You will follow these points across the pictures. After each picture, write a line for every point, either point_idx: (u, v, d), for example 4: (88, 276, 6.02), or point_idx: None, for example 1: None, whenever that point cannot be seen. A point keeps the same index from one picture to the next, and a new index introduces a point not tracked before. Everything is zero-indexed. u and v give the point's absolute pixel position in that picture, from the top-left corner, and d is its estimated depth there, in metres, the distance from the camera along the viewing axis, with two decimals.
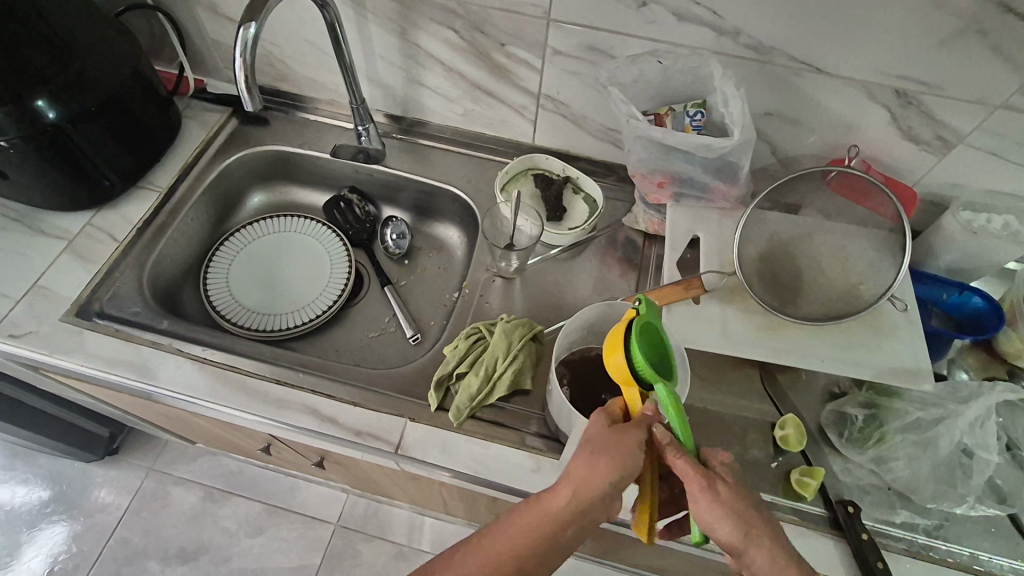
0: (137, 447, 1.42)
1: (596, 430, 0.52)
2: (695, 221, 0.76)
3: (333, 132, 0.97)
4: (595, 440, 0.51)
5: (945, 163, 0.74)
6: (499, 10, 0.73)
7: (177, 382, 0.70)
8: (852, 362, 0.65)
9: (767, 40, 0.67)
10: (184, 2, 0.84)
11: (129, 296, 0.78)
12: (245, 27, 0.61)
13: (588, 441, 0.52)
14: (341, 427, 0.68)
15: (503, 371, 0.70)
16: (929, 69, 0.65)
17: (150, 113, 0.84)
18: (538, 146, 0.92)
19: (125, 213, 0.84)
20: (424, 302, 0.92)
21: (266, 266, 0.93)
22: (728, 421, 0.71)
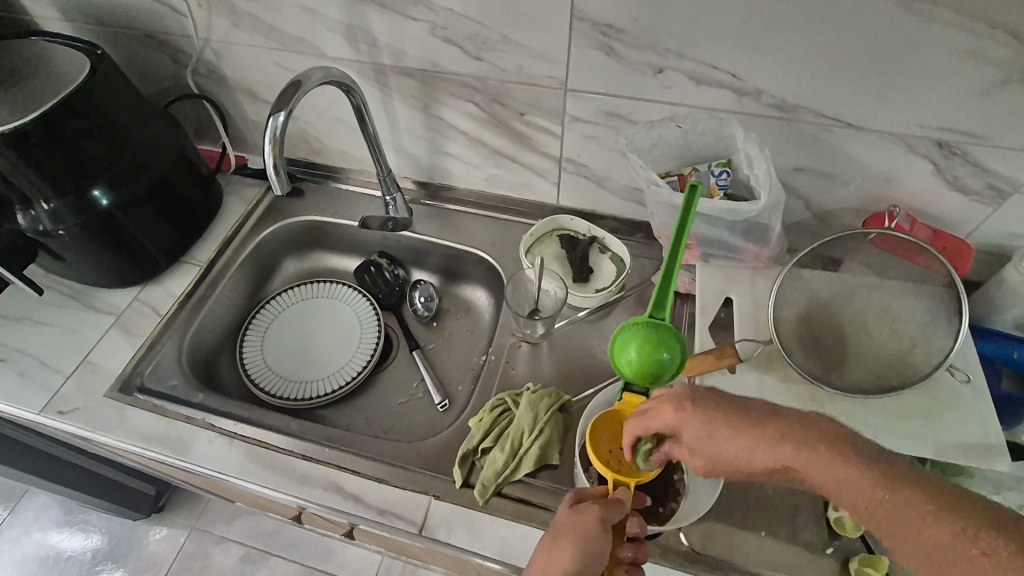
0: (181, 505, 1.45)
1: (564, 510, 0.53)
2: (726, 282, 0.73)
3: (364, 201, 1.00)
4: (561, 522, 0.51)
5: (1000, 213, 0.69)
6: (517, 83, 0.74)
7: (206, 458, 0.71)
8: (907, 438, 0.59)
9: (791, 98, 0.66)
10: (227, 90, 0.91)
11: (169, 370, 0.81)
12: (274, 117, 0.64)
13: (554, 526, 0.52)
14: (365, 505, 0.67)
15: (529, 446, 0.68)
16: (971, 119, 0.61)
17: (194, 193, 0.90)
18: (563, 207, 0.91)
19: (169, 288, 0.88)
20: (452, 366, 0.91)
21: (299, 333, 0.95)
22: (776, 499, 0.65)
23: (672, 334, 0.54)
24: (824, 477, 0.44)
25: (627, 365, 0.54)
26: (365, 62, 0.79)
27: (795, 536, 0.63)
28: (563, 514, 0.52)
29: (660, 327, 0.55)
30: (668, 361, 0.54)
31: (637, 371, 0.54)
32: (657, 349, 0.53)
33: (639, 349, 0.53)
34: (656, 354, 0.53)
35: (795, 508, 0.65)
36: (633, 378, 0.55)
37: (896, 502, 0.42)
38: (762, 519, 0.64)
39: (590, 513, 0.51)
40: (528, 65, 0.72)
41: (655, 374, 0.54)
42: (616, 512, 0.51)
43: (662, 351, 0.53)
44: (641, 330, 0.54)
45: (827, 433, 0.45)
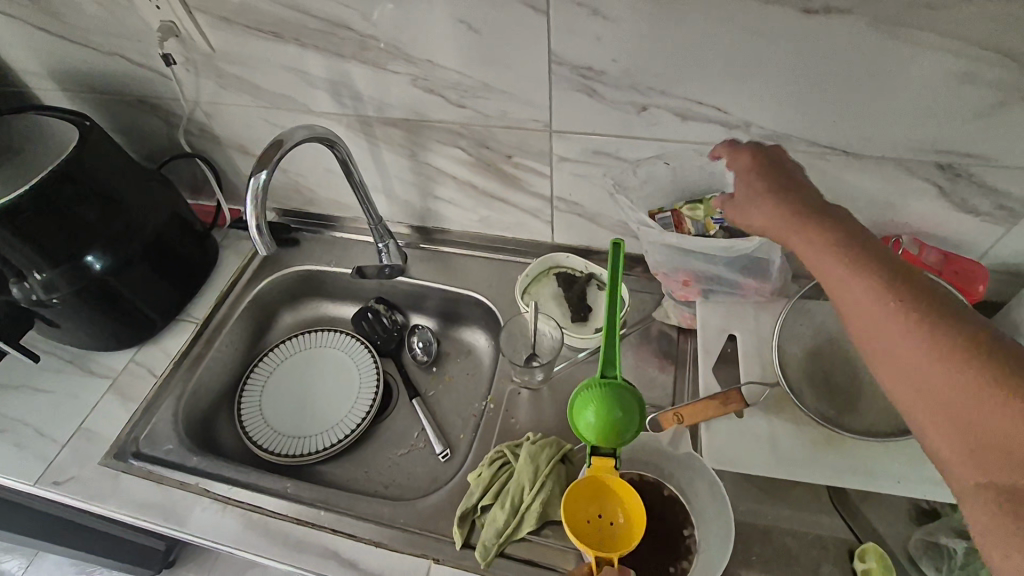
0: (191, 558, 1.42)
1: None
2: (728, 319, 0.70)
3: (359, 247, 0.99)
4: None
5: (1014, 233, 0.65)
6: (501, 127, 0.74)
7: (200, 525, 0.70)
8: (934, 482, 0.56)
9: (782, 129, 0.64)
10: (219, 147, 0.92)
11: (164, 433, 0.80)
12: (256, 176, 0.64)
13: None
14: (362, 571, 0.65)
15: (530, 502, 0.65)
16: (973, 141, 0.59)
17: (189, 251, 0.91)
18: (558, 244, 0.89)
19: (166, 347, 0.88)
20: (453, 413, 0.89)
21: (297, 385, 0.93)
22: (796, 550, 0.61)
23: (626, 391, 0.56)
24: (841, 275, 0.46)
25: (587, 428, 0.55)
26: (350, 114, 0.79)
27: None
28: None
29: (613, 386, 0.56)
30: (626, 419, 0.55)
31: (599, 434, 0.55)
32: (612, 410, 0.54)
33: (596, 411, 0.54)
34: (613, 415, 0.54)
35: (818, 560, 0.60)
36: (598, 441, 0.55)
37: (957, 365, 0.39)
38: (784, 575, 0.60)
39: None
40: (511, 109, 0.71)
41: (616, 433, 0.55)
42: None
43: (615, 409, 0.54)
44: (594, 392, 0.55)
45: (865, 237, 0.47)
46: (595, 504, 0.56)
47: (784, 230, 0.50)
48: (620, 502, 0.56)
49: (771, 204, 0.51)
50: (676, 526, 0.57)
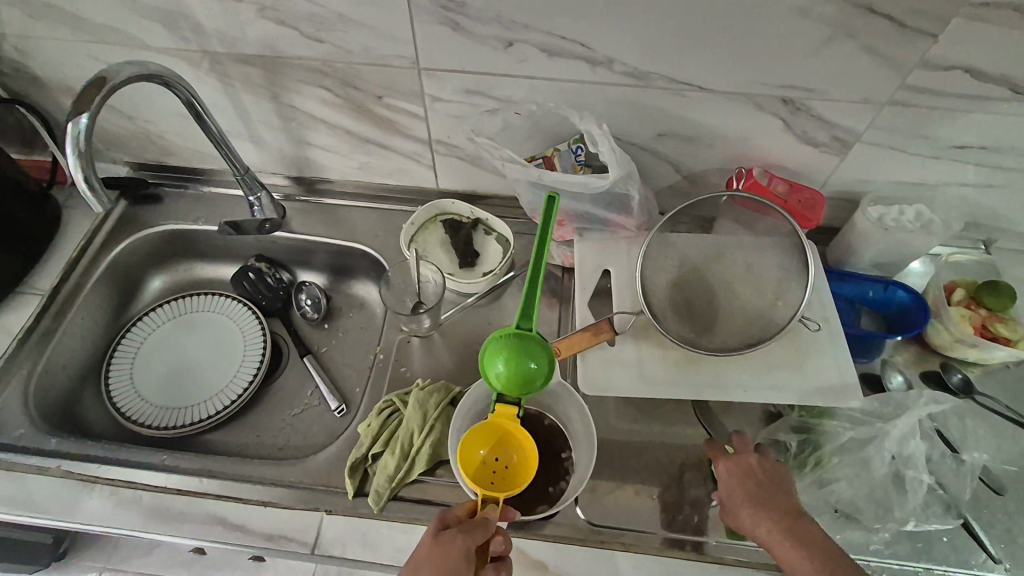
0: (85, 547, 1.33)
1: (427, 537, 0.52)
2: (604, 255, 0.73)
3: (231, 203, 0.92)
4: (421, 550, 0.51)
5: (847, 163, 0.72)
6: (367, 65, 0.69)
7: (76, 513, 0.65)
8: (772, 389, 0.63)
9: (643, 65, 0.65)
10: (42, 90, 0.79)
11: (12, 418, 0.72)
12: (75, 120, 0.56)
13: (415, 555, 0.51)
14: (251, 533, 0.64)
15: (420, 446, 0.66)
16: (808, 76, 0.63)
17: (19, 214, 0.79)
18: (444, 190, 0.88)
19: (5, 324, 0.78)
20: (348, 369, 0.87)
21: (173, 354, 0.87)
22: (665, 460, 0.67)
23: (538, 344, 0.56)
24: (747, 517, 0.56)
25: (496, 378, 0.55)
26: (195, 50, 0.70)
27: (684, 494, 0.65)
28: (426, 542, 0.52)
29: (525, 339, 0.56)
30: (535, 371, 0.55)
31: (506, 383, 0.55)
32: (521, 361, 0.55)
33: (506, 361, 0.55)
34: (522, 366, 0.54)
35: (683, 467, 0.67)
36: (503, 390, 0.56)
37: (791, 527, 0.54)
38: (654, 483, 0.66)
39: (449, 541, 0.50)
40: (374, 45, 0.67)
41: (524, 384, 0.55)
42: (481, 534, 0.51)
43: (527, 360, 0.55)
44: (508, 343, 0.55)
45: (762, 472, 0.59)
46: (493, 448, 0.57)
47: (733, 483, 0.58)
48: (516, 446, 0.57)
49: (736, 473, 0.59)
50: (556, 450, 0.62)
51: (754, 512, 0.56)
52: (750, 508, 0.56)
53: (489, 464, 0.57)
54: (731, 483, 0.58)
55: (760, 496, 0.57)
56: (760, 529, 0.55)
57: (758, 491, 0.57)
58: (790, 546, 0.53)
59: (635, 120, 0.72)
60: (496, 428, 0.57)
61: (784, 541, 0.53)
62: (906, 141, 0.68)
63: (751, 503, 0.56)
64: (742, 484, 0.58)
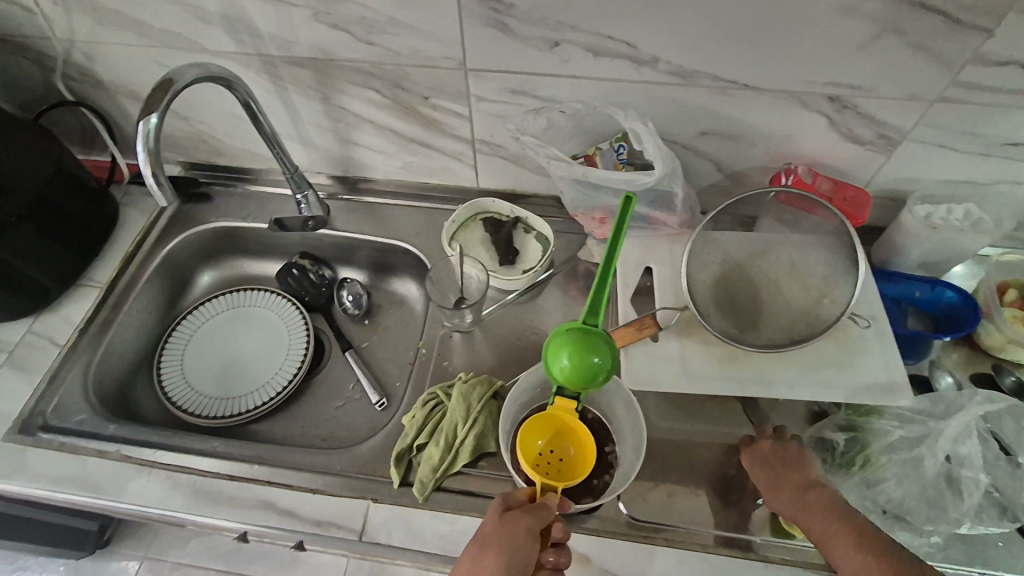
0: (129, 535, 1.38)
1: (493, 514, 0.54)
2: (645, 252, 0.74)
3: (277, 201, 0.95)
4: (486, 525, 0.53)
5: (893, 161, 0.72)
6: (415, 66, 0.71)
7: (133, 496, 0.67)
8: (818, 386, 0.63)
9: (688, 64, 0.65)
10: (105, 93, 0.83)
11: (74, 404, 0.75)
12: (145, 120, 0.59)
13: (481, 531, 0.53)
14: (300, 519, 0.65)
15: (465, 438, 0.67)
16: (856, 73, 0.63)
17: (83, 211, 0.83)
18: (484, 189, 0.89)
19: (66, 315, 0.82)
20: (388, 363, 0.89)
21: (222, 347, 0.90)
22: (707, 457, 0.67)
23: (601, 339, 0.56)
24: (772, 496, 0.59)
25: (560, 372, 0.55)
26: (251, 54, 0.73)
27: (727, 491, 0.65)
28: (492, 518, 0.53)
29: (590, 334, 0.56)
30: (599, 366, 0.55)
31: (569, 377, 0.55)
32: (586, 355, 0.55)
33: (571, 355, 0.55)
34: (586, 359, 0.54)
35: (726, 464, 0.67)
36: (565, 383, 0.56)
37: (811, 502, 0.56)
38: (696, 480, 0.66)
39: (515, 519, 0.52)
40: (423, 46, 0.69)
41: (588, 378, 0.55)
42: (541, 517, 0.53)
43: (592, 354, 0.55)
44: (573, 337, 0.56)
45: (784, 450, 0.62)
46: (551, 440, 0.61)
47: (760, 471, 0.61)
48: (574, 440, 0.61)
49: (761, 461, 0.62)
50: (599, 444, 0.63)
51: (782, 496, 0.58)
52: (777, 493, 0.59)
53: (545, 456, 0.60)
54: (758, 470, 0.61)
55: (785, 481, 0.59)
56: (790, 511, 0.57)
57: (784, 477, 0.59)
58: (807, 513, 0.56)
59: (677, 119, 0.72)
60: (557, 420, 0.60)
61: (814, 519, 0.55)
62: (956, 138, 0.67)
63: (779, 487, 0.59)
64: (766, 471, 0.61)
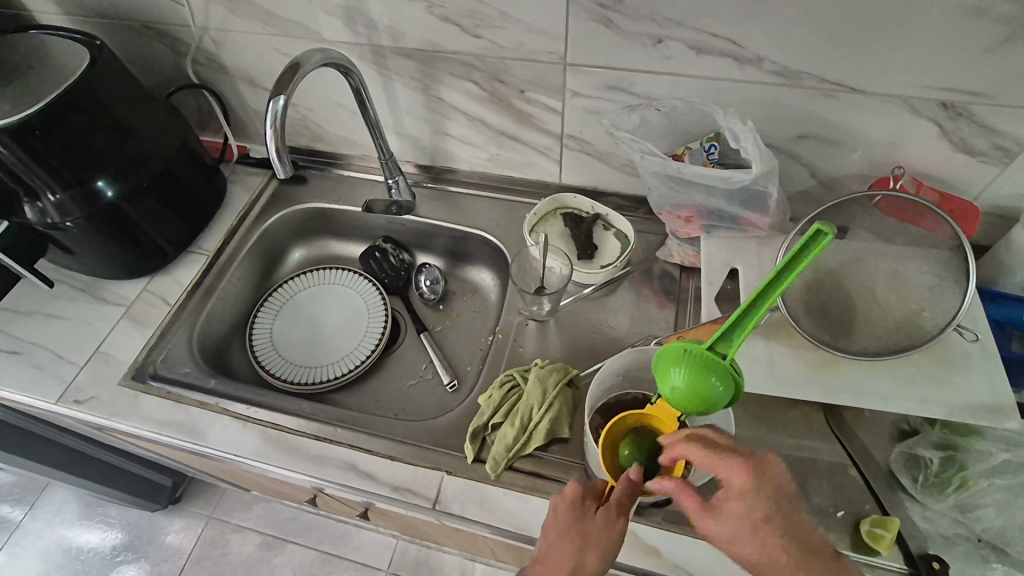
0: (197, 495, 1.47)
1: (565, 519, 0.57)
2: (732, 253, 0.74)
3: (367, 186, 1.00)
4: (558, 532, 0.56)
5: (1007, 174, 0.68)
6: (516, 60, 0.74)
7: (230, 445, 0.73)
8: (916, 400, 0.60)
9: (793, 64, 0.65)
10: (227, 78, 0.91)
11: (180, 358, 0.82)
12: (275, 100, 0.65)
13: (552, 533, 0.57)
14: (379, 482, 0.69)
15: (539, 420, 0.68)
16: (975, 78, 0.61)
17: (201, 186, 0.91)
18: (565, 185, 0.91)
19: (177, 277, 0.89)
20: (460, 347, 0.92)
21: (307, 319, 0.96)
22: (785, 465, 0.66)
23: (725, 364, 0.50)
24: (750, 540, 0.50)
25: (670, 389, 0.51)
26: (364, 44, 0.79)
27: (806, 501, 0.63)
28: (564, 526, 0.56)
29: (716, 357, 0.50)
30: (718, 394, 0.50)
31: (681, 398, 0.51)
32: (705, 380, 0.50)
33: (687, 376, 0.50)
34: (704, 385, 0.49)
35: (805, 474, 0.65)
36: (675, 403, 0.52)
37: (791, 547, 0.50)
38: None
39: (587, 532, 0.55)
40: (527, 40, 0.72)
41: (701, 405, 0.50)
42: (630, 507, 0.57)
43: (712, 380, 0.49)
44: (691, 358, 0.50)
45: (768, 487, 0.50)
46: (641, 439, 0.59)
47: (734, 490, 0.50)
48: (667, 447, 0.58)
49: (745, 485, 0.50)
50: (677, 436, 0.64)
51: (742, 527, 0.49)
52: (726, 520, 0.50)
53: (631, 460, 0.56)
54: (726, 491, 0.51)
55: (768, 514, 0.50)
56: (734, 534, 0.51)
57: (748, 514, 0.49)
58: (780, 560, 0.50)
59: (774, 121, 0.72)
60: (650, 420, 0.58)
61: (757, 553, 0.50)
62: None
63: (744, 518, 0.49)
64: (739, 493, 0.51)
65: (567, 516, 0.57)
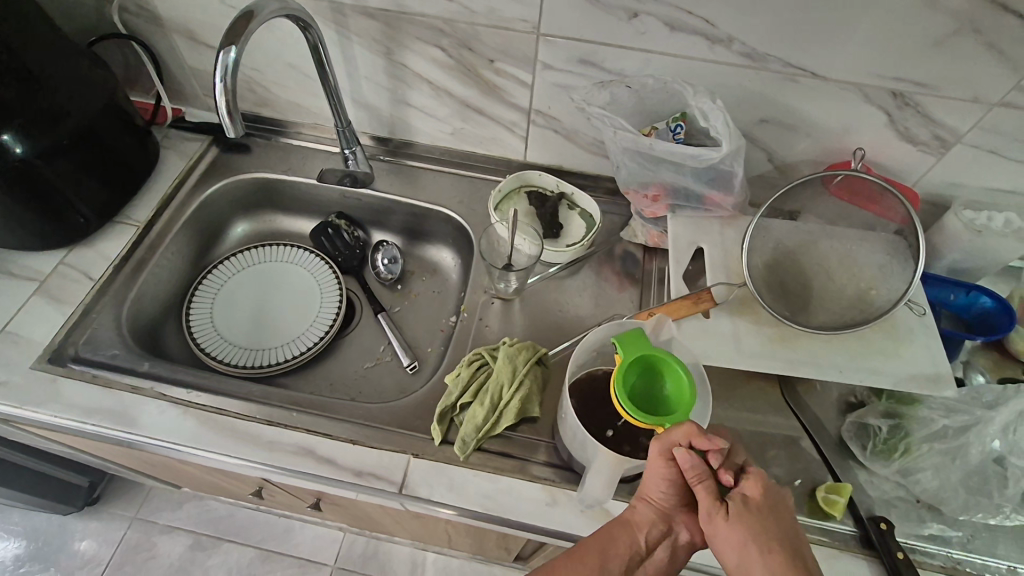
0: (118, 496, 1.34)
1: (649, 481, 0.51)
2: (697, 232, 0.75)
3: (318, 157, 0.94)
4: (647, 493, 0.52)
5: (943, 163, 0.73)
6: (487, 26, 0.71)
7: (168, 432, 0.66)
8: (867, 371, 0.64)
9: (759, 47, 0.67)
10: (160, 29, 0.82)
11: (107, 339, 0.74)
12: (225, 52, 0.59)
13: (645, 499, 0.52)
14: (340, 468, 0.65)
15: (510, 399, 0.66)
16: (923, 69, 0.65)
17: (128, 148, 0.81)
18: (530, 163, 0.89)
19: (102, 250, 0.80)
20: (420, 328, 0.88)
21: (252, 299, 0.89)
22: (745, 437, 0.69)
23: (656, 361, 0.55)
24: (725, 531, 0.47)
25: (633, 390, 0.55)
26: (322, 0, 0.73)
27: (765, 470, 0.66)
28: (651, 489, 0.51)
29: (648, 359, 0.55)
30: (671, 376, 0.55)
31: (644, 393, 0.55)
32: (654, 372, 0.55)
33: (638, 374, 0.55)
34: (657, 373, 0.55)
35: (764, 445, 0.68)
36: (644, 400, 0.55)
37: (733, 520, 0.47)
38: None
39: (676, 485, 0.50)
40: (500, 7, 0.69)
41: (665, 390, 0.55)
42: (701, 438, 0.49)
43: (660, 373, 0.55)
44: (624, 364, 0.55)
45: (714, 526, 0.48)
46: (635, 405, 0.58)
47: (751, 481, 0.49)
48: None
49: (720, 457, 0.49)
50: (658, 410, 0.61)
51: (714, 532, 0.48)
52: (737, 523, 0.46)
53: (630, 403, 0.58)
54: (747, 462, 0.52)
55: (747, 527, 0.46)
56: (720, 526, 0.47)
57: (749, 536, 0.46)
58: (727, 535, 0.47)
59: (738, 104, 0.74)
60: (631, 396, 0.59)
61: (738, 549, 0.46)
62: (1010, 145, 0.69)
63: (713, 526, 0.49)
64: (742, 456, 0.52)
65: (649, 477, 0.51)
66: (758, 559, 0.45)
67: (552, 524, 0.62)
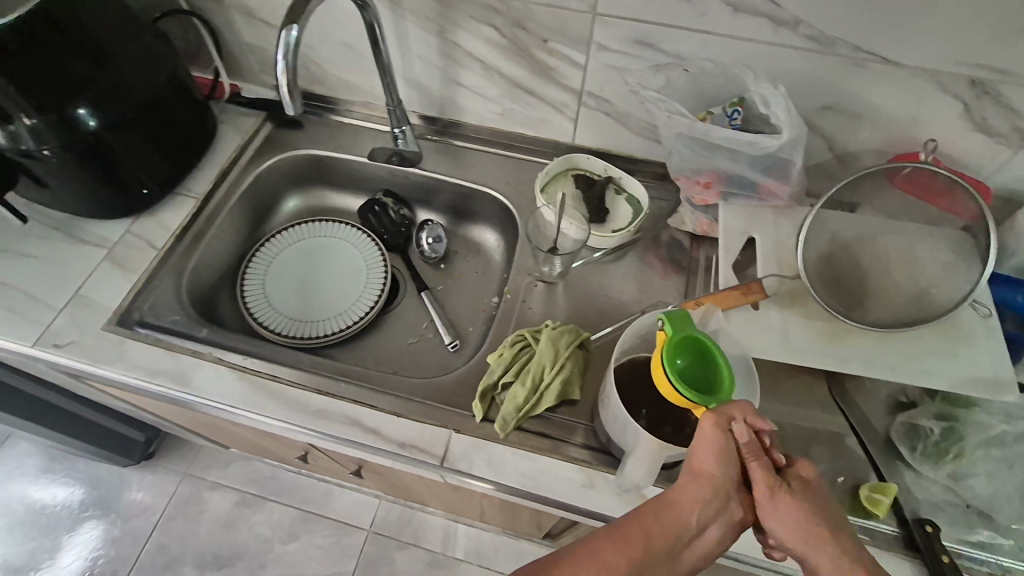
0: (172, 452, 1.42)
1: (703, 454, 0.50)
2: (749, 222, 0.73)
3: (368, 135, 0.95)
4: (699, 467, 0.50)
5: (1020, 157, 0.69)
6: (542, 5, 0.71)
7: (225, 396, 0.70)
8: (923, 371, 0.62)
9: (827, 30, 0.64)
10: (221, 7, 0.84)
11: (169, 305, 0.78)
12: (288, 30, 0.61)
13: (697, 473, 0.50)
14: (385, 439, 0.67)
15: (551, 381, 0.67)
16: (1008, 55, 0.61)
17: (190, 123, 0.84)
18: (577, 145, 0.88)
19: (163, 221, 0.83)
20: (461, 307, 0.90)
21: (301, 272, 0.92)
22: (788, 432, 0.68)
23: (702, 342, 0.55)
24: (785, 509, 0.49)
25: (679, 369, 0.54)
26: None
27: (808, 466, 0.65)
28: (706, 463, 0.50)
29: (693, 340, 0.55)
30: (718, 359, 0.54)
31: (688, 374, 0.54)
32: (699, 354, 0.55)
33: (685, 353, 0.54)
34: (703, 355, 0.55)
35: (808, 441, 0.67)
36: (688, 379, 0.54)
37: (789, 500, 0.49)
38: None
39: (724, 459, 0.50)
40: None
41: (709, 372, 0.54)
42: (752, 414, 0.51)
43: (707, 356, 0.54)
44: (671, 342, 0.54)
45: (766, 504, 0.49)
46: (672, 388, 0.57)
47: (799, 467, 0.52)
48: None
49: (771, 436, 0.51)
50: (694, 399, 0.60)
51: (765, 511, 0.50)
52: (796, 503, 0.49)
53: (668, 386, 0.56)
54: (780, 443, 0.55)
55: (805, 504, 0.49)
56: (781, 505, 0.49)
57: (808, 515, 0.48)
58: (787, 512, 0.49)
59: (800, 89, 0.71)
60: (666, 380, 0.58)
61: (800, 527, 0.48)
62: None
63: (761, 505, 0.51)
64: None
65: (704, 450, 0.50)
66: (817, 535, 0.48)
67: (588, 505, 0.63)
